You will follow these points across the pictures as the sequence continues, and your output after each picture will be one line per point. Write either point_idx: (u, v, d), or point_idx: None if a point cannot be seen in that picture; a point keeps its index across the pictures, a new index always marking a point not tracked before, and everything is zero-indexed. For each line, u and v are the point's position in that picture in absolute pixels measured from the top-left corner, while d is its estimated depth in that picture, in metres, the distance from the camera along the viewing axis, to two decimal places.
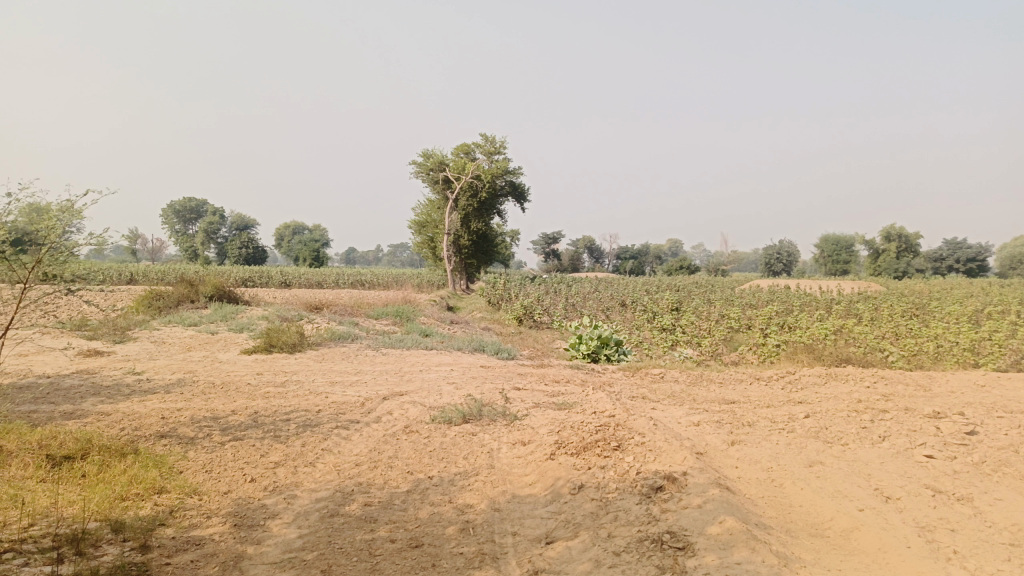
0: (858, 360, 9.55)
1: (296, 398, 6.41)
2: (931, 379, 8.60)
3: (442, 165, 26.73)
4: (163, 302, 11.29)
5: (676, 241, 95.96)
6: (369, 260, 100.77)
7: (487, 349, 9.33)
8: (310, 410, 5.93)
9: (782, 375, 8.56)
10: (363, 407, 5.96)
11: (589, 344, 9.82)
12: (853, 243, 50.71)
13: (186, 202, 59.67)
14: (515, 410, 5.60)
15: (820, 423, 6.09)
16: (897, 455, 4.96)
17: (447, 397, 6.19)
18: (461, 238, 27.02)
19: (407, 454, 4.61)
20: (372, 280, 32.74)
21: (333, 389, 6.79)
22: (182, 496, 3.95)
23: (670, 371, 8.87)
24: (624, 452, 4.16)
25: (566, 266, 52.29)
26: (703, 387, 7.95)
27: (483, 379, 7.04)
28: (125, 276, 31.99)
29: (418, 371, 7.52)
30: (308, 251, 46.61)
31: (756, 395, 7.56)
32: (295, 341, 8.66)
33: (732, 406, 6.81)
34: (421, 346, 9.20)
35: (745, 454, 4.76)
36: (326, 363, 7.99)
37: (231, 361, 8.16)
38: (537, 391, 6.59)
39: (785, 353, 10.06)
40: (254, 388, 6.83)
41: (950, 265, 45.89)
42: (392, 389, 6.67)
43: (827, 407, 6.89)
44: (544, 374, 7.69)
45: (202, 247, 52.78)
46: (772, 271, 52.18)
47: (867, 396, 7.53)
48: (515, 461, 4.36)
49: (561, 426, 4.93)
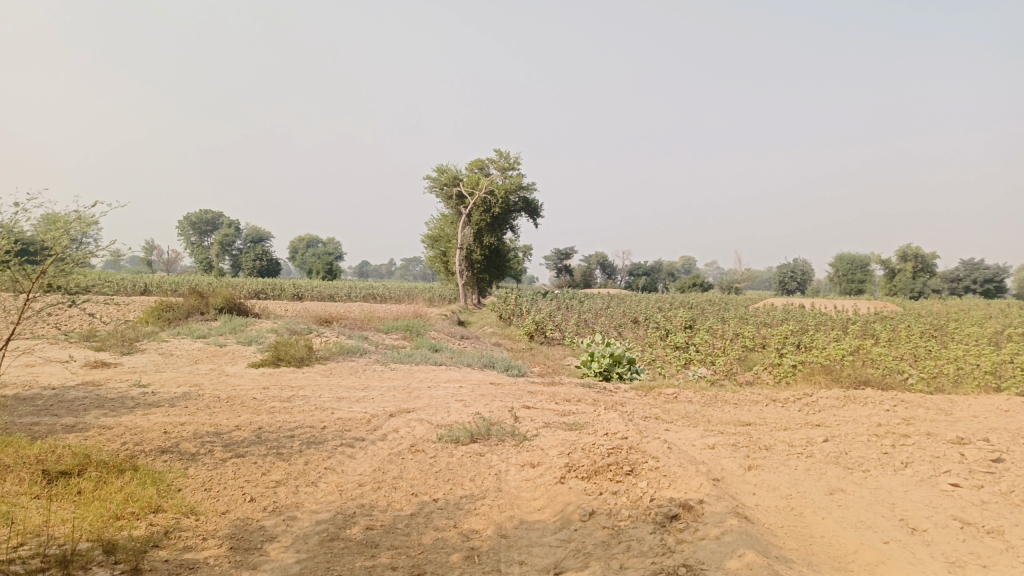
0: (877, 382, 9.32)
1: (301, 414, 6.29)
2: (952, 402, 8.35)
3: (456, 180, 26.73)
4: (172, 313, 11.25)
5: (688, 258, 95.61)
6: (381, 274, 101.04)
7: (497, 366, 9.19)
8: (315, 427, 5.81)
9: (798, 397, 8.35)
10: (369, 425, 5.82)
11: (601, 361, 9.65)
12: (869, 262, 50.22)
13: (202, 214, 60.17)
14: (524, 429, 5.45)
15: (840, 448, 5.89)
16: (922, 483, 4.75)
17: (455, 415, 6.05)
18: (473, 253, 26.96)
19: (412, 474, 4.47)
20: (384, 294, 32.73)
21: (339, 405, 6.66)
22: (179, 516, 3.83)
23: (683, 391, 8.69)
24: (638, 477, 4.00)
25: (578, 282, 52.13)
26: (718, 408, 7.76)
27: (492, 397, 6.90)
28: (139, 287, 32.18)
29: (427, 388, 7.38)
30: (320, 265, 46.74)
31: (772, 417, 7.36)
32: (303, 355, 8.55)
33: (748, 429, 6.62)
34: (430, 361, 9.07)
35: (763, 480, 4.58)
36: (333, 378, 7.88)
37: (237, 374, 8.06)
38: (548, 410, 6.43)
39: (801, 373, 9.84)
40: (259, 403, 6.72)
41: (966, 285, 45.34)
42: (399, 406, 6.53)
43: (847, 431, 6.68)
44: (554, 392, 7.53)
45: (216, 259, 53.10)
46: (786, 289, 51.74)
47: (888, 419, 7.30)
48: (524, 484, 4.20)
49: (572, 447, 4.77)
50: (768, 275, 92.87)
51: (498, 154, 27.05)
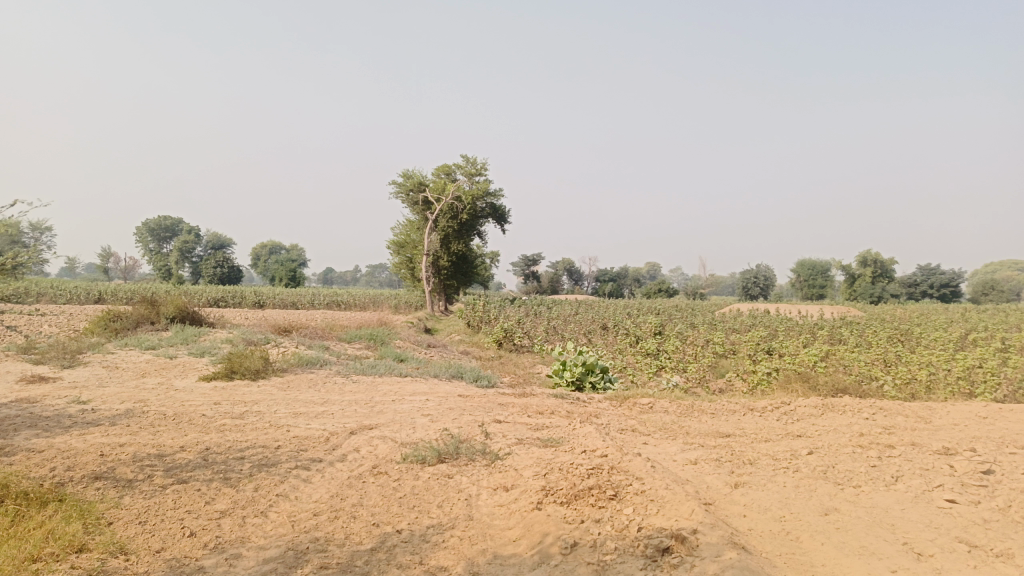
0: (853, 389, 9.14)
1: (255, 432, 5.83)
2: (930, 410, 8.19)
3: (421, 185, 26.29)
4: (120, 324, 10.63)
5: (653, 264, 96.59)
6: (346, 281, 99.77)
7: (465, 376, 8.80)
8: (270, 447, 5.36)
9: (777, 406, 8.10)
10: (328, 444, 5.39)
11: (573, 370, 9.31)
12: (829, 268, 50.96)
13: (161, 220, 58.63)
14: (495, 447, 5.07)
15: (826, 461, 5.62)
16: (917, 500, 4.48)
17: (421, 432, 5.65)
18: (440, 259, 26.51)
19: (373, 501, 4.06)
20: (349, 301, 32.06)
21: (296, 421, 6.21)
22: (105, 556, 3.37)
23: (659, 401, 8.39)
24: (622, 502, 3.65)
25: (545, 288, 51.92)
26: (695, 419, 7.47)
27: (461, 411, 6.51)
28: (93, 295, 31.02)
29: (391, 401, 6.96)
30: (283, 272, 45.80)
31: (751, 428, 7.10)
32: (258, 367, 8.06)
33: (729, 441, 6.33)
34: (394, 372, 8.64)
35: (753, 499, 4.27)
36: (291, 392, 7.41)
37: (187, 388, 7.54)
38: (520, 425, 6.06)
39: (777, 381, 9.62)
40: (209, 420, 6.23)
41: (924, 290, 46.26)
42: (361, 422, 6.11)
43: (829, 443, 6.43)
44: (526, 404, 7.17)
45: (175, 266, 51.69)
46: (749, 295, 52.21)
47: (869, 429, 7.08)
48: (497, 511, 3.82)
49: (548, 466, 4.42)
50: (731, 280, 93.97)
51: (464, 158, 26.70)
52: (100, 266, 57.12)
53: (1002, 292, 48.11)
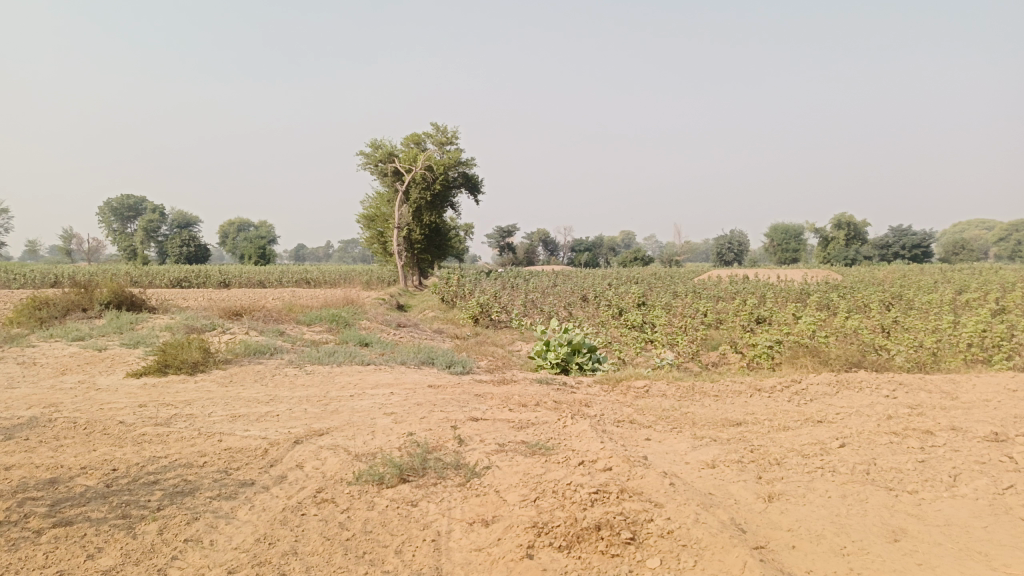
0: (866, 362, 8.31)
1: (179, 445, 4.78)
2: (954, 383, 7.38)
3: (391, 155, 25.02)
4: (47, 312, 9.41)
5: (628, 233, 96.50)
6: (318, 257, 98.02)
7: (436, 362, 7.80)
8: (194, 465, 4.33)
9: (788, 384, 7.24)
10: (264, 459, 4.39)
11: (557, 350, 8.35)
12: (803, 232, 50.60)
13: (123, 199, 56.50)
14: (471, 458, 4.11)
15: (863, 456, 4.75)
16: (995, 512, 3.62)
17: (381, 437, 4.68)
18: (413, 232, 25.33)
19: (312, 547, 3.09)
20: (318, 278, 30.80)
21: (232, 427, 5.19)
22: None
23: (655, 382, 7.49)
24: (643, 550, 2.74)
25: (520, 259, 51.00)
26: (699, 403, 6.57)
27: (430, 407, 5.54)
28: (49, 278, 29.38)
29: (349, 397, 5.96)
30: (252, 250, 44.20)
31: (765, 413, 6.21)
32: (196, 359, 7.00)
33: (743, 433, 5.43)
34: (356, 359, 7.64)
35: (799, 522, 3.37)
36: (233, 388, 6.37)
37: (110, 388, 6.45)
38: (500, 423, 5.10)
39: (780, 354, 8.76)
40: (126, 430, 5.17)
41: (895, 251, 46.12)
42: (310, 426, 5.10)
43: (859, 430, 5.56)
44: (506, 394, 6.22)
45: (140, 246, 49.80)
46: (724, 261, 51.80)
47: (897, 411, 6.22)
48: (475, 560, 2.86)
49: (539, 487, 3.46)
50: (705, 247, 93.49)
51: (434, 127, 25.53)
52: (62, 249, 54.98)
53: (972, 251, 48.14)
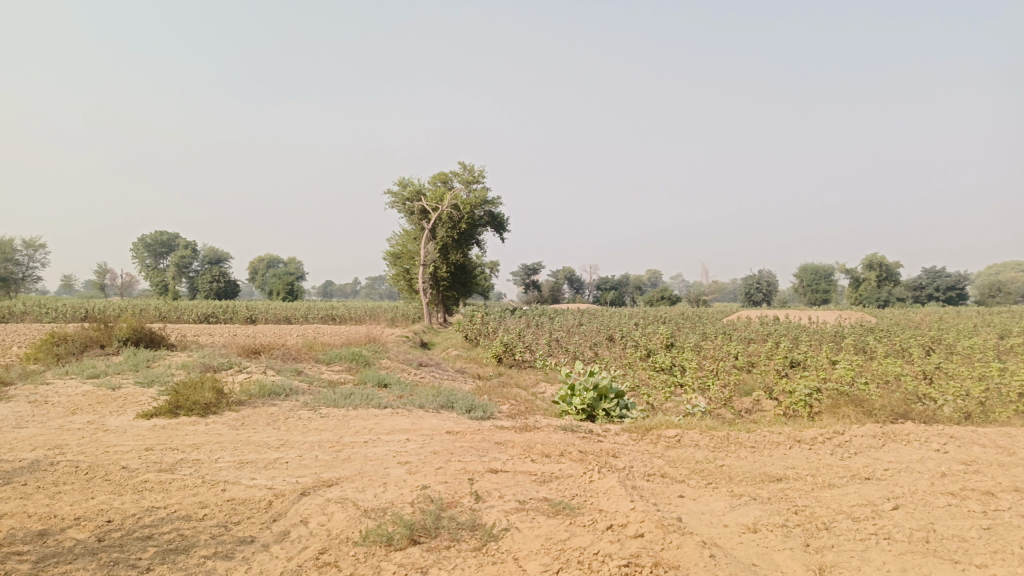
0: (911, 412, 7.83)
1: (180, 495, 4.50)
2: (1010, 437, 6.87)
3: (418, 194, 25.06)
4: (64, 348, 9.29)
5: (654, 272, 95.97)
6: (346, 293, 98.75)
7: (456, 406, 7.46)
8: (192, 518, 4.04)
9: (829, 436, 6.80)
10: (268, 513, 4.09)
11: (583, 396, 7.98)
12: (833, 272, 49.75)
13: (157, 235, 57.49)
14: (489, 517, 3.77)
15: (920, 520, 4.32)
16: None
17: (393, 491, 4.36)
18: (439, 270, 25.22)
19: None
20: (343, 315, 30.74)
21: (238, 475, 4.91)
22: None
23: (687, 431, 7.09)
24: None
25: (545, 298, 50.72)
26: (735, 455, 6.16)
27: (448, 456, 5.22)
28: (79, 312, 29.67)
29: (363, 443, 5.66)
30: (279, 285, 44.52)
31: (806, 468, 5.79)
32: (208, 401, 6.76)
33: (784, 491, 5.02)
34: (373, 402, 7.35)
35: None
36: (244, 432, 6.11)
37: (119, 429, 6.22)
38: (522, 476, 4.76)
39: (819, 403, 8.30)
40: (128, 477, 4.91)
41: (929, 293, 45.04)
42: (320, 475, 4.80)
43: (912, 489, 5.12)
44: (529, 442, 5.88)
45: (170, 281, 50.43)
46: (752, 301, 51.00)
47: (951, 468, 5.76)
48: None
49: (563, 557, 3.12)
50: (731, 287, 92.48)
51: (461, 166, 25.60)
52: (95, 283, 55.92)
53: (1008, 294, 46.85)
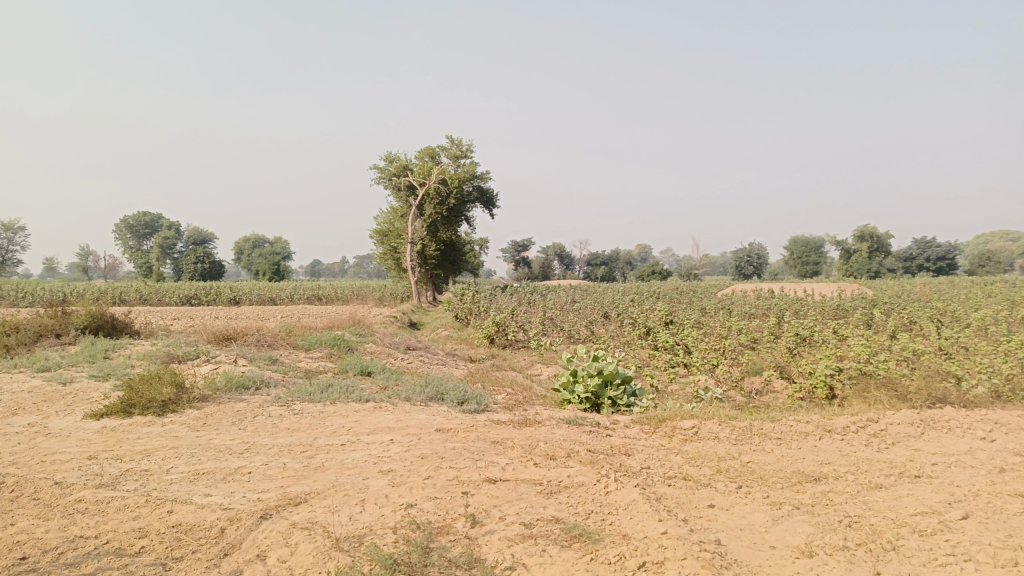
0: (944, 396, 7.17)
1: (118, 519, 3.75)
2: None
3: (405, 169, 24.14)
4: (16, 338, 8.45)
5: (644, 246, 95.75)
6: (334, 273, 97.86)
7: (447, 397, 6.71)
8: (125, 554, 3.29)
9: (864, 424, 6.11)
10: (219, 544, 3.35)
11: (587, 383, 7.26)
12: (824, 244, 49.35)
13: (140, 216, 56.18)
14: (490, 551, 3.05)
15: (1000, 533, 3.65)
16: None
17: (372, 511, 3.63)
18: (427, 247, 24.41)
19: None
20: (330, 295, 29.89)
21: (190, 491, 4.15)
22: None
23: (705, 421, 6.37)
24: None
25: (535, 274, 50.06)
26: (761, 450, 5.46)
27: (438, 462, 4.48)
28: (57, 295, 28.61)
29: (341, 448, 4.90)
30: (266, 265, 43.54)
31: (845, 464, 5.09)
32: (166, 398, 5.99)
33: (829, 497, 4.32)
34: (353, 395, 6.60)
35: None
36: (206, 434, 5.35)
37: (63, 433, 5.45)
38: (524, 486, 4.05)
39: (843, 386, 7.62)
40: (60, 495, 4.15)
41: (920, 264, 44.64)
42: (287, 490, 4.06)
43: (974, 490, 4.44)
44: (530, 440, 5.15)
45: (154, 264, 49.24)
46: (743, 274, 50.46)
47: (1008, 461, 5.09)
48: None
49: None
50: (721, 262, 92.05)
51: (449, 140, 24.62)
52: (78, 266, 54.70)
53: (999, 264, 46.53)
